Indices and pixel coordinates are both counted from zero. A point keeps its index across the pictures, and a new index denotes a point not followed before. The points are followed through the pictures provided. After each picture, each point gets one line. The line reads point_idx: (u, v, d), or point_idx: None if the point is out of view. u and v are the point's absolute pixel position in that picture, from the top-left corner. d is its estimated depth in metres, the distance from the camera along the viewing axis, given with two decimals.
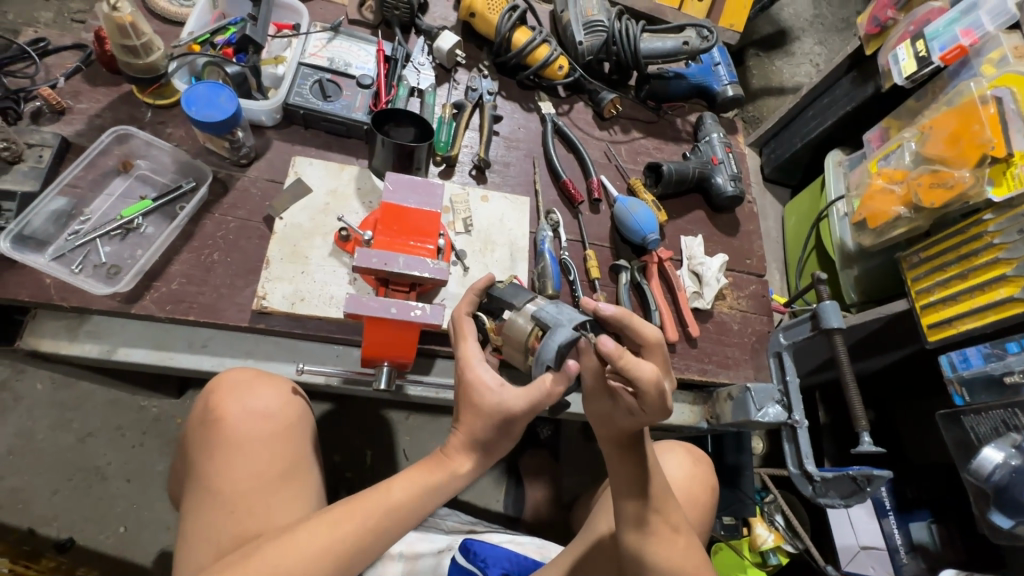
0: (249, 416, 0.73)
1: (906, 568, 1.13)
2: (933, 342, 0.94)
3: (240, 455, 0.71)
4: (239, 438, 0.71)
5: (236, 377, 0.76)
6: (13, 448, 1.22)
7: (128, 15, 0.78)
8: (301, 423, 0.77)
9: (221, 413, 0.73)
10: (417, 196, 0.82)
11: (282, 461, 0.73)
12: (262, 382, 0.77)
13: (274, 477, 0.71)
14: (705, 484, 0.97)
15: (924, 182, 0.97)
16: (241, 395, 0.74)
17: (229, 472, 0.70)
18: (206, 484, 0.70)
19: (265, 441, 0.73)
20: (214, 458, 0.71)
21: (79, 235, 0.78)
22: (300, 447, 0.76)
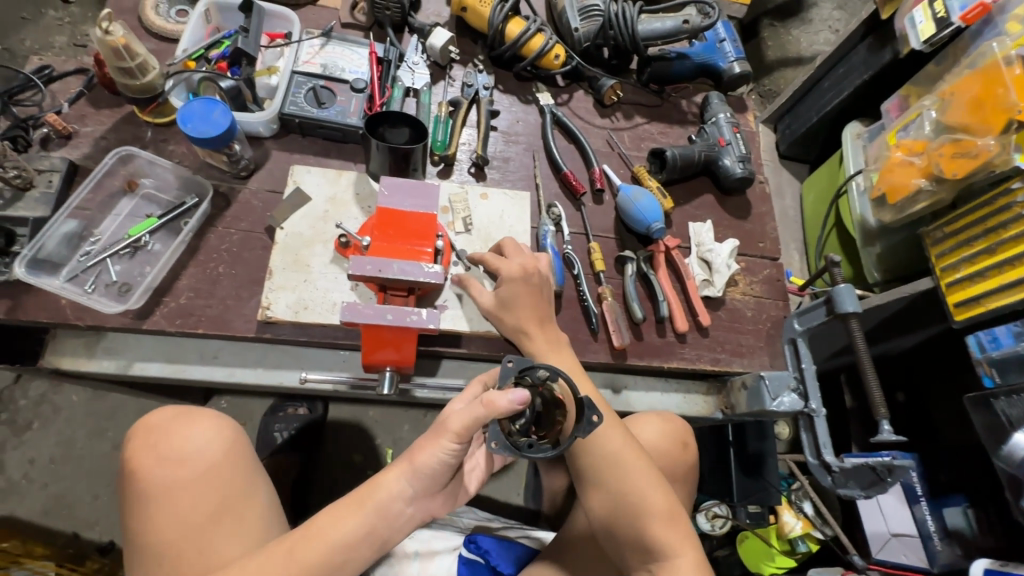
0: (168, 463, 0.69)
1: (940, 556, 1.08)
2: (960, 321, 0.89)
3: (164, 505, 0.68)
4: (160, 488, 0.68)
5: (156, 421, 0.73)
6: (56, 457, 1.28)
7: (121, 37, 0.79)
8: (235, 455, 0.73)
9: (136, 467, 0.70)
10: (412, 199, 0.82)
11: (209, 502, 0.68)
12: (183, 423, 0.73)
13: (203, 521, 0.67)
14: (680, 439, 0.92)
15: (945, 153, 0.91)
16: (157, 443, 0.71)
17: (156, 524, 0.67)
18: (138, 543, 0.67)
19: (189, 484, 0.69)
20: (141, 513, 0.68)
21: (90, 255, 0.80)
22: (234, 480, 0.71)
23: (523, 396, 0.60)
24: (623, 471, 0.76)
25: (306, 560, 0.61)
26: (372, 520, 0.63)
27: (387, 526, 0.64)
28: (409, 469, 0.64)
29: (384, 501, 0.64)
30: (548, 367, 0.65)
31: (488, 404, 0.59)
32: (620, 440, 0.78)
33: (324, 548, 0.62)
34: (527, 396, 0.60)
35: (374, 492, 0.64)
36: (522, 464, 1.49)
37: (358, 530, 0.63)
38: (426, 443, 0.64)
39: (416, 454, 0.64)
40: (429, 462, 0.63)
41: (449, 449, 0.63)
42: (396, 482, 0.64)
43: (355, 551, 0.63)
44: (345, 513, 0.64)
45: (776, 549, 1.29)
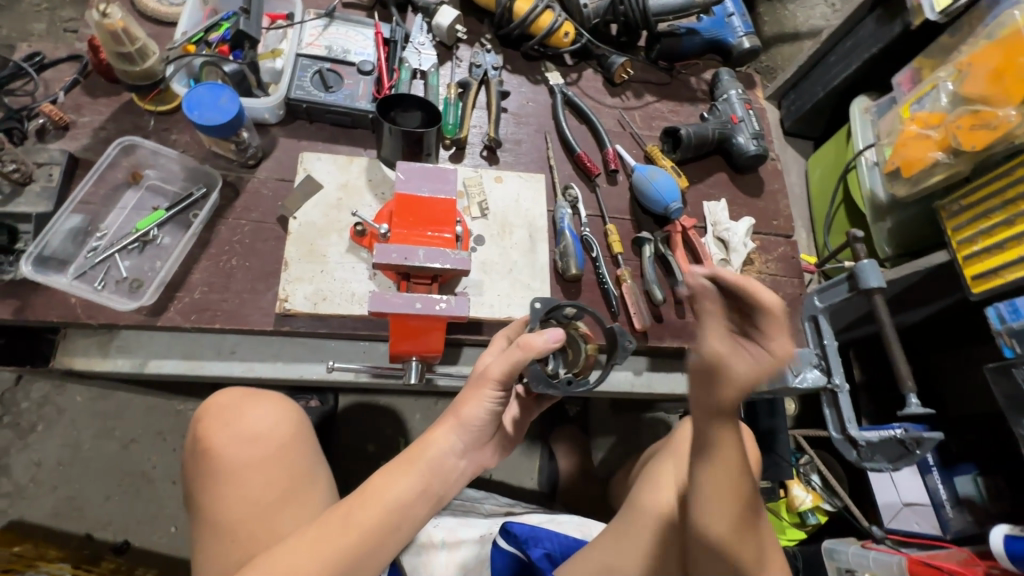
0: (240, 441, 0.75)
1: (952, 524, 1.08)
2: (977, 294, 0.90)
3: (236, 482, 0.73)
4: (233, 465, 0.74)
5: (225, 401, 0.79)
6: (63, 459, 1.26)
7: (120, 21, 0.75)
8: (298, 439, 0.79)
9: (210, 443, 0.76)
10: (430, 183, 0.80)
11: (278, 481, 0.74)
12: (249, 403, 0.79)
13: (273, 500, 0.73)
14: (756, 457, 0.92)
15: (964, 125, 0.90)
16: (228, 422, 0.77)
17: (230, 499, 0.72)
18: (212, 519, 0.72)
19: (259, 464, 0.75)
20: (214, 489, 0.73)
21: (97, 251, 0.77)
22: (297, 464, 0.77)
23: (557, 335, 0.67)
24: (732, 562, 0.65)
25: (362, 522, 0.65)
26: (424, 479, 0.69)
27: (438, 483, 0.70)
28: (456, 423, 0.71)
29: (435, 458, 0.70)
30: (574, 305, 0.73)
31: (526, 346, 0.67)
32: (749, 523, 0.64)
33: (380, 509, 0.66)
34: (560, 334, 0.68)
35: (426, 451, 0.70)
36: (535, 448, 1.50)
37: (413, 489, 0.68)
38: (469, 395, 0.71)
39: (461, 407, 0.71)
40: (474, 414, 0.70)
41: (492, 397, 0.70)
42: (445, 438, 0.70)
43: (410, 510, 0.68)
44: (400, 473, 0.69)
45: (786, 522, 1.32)
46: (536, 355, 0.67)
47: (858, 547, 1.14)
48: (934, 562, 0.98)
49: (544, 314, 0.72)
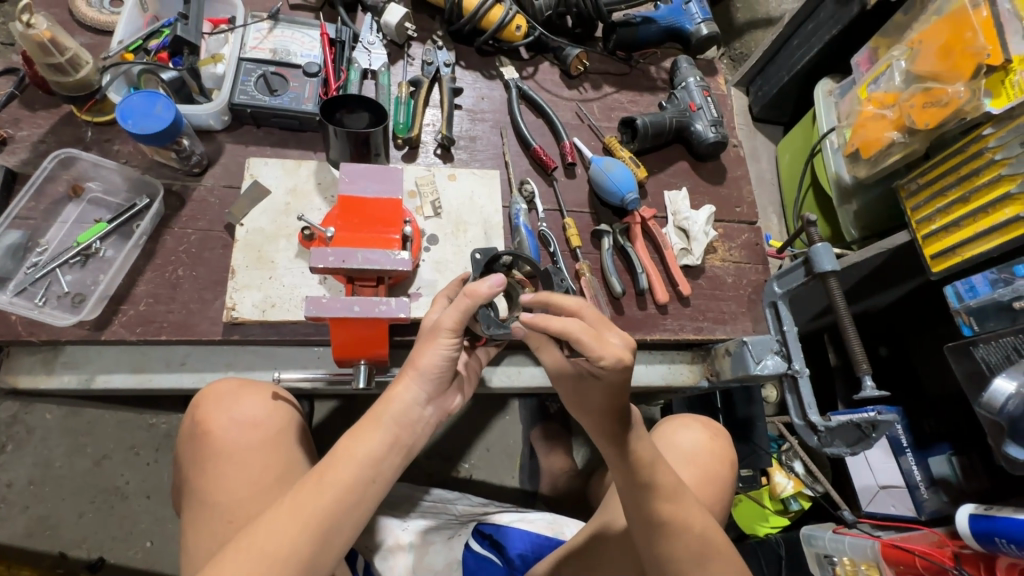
0: (238, 425, 0.72)
1: (927, 504, 1.10)
2: (937, 273, 0.89)
3: (232, 466, 0.70)
4: (231, 448, 0.71)
5: (221, 388, 0.74)
6: (34, 478, 1.25)
7: (45, 31, 0.75)
8: (292, 427, 0.76)
9: (208, 427, 0.72)
10: (376, 183, 0.79)
11: (276, 466, 0.71)
12: (248, 390, 0.75)
13: (271, 483, 0.69)
14: (723, 456, 0.93)
15: (917, 103, 0.90)
16: (227, 406, 0.73)
17: (225, 482, 0.69)
18: (208, 501, 0.68)
19: (257, 448, 0.72)
20: (206, 473, 0.70)
21: (37, 267, 0.76)
22: (292, 451, 0.74)
23: (500, 279, 0.64)
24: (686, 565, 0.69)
25: (335, 481, 0.59)
26: (394, 431, 0.64)
27: (409, 433, 0.65)
28: (416, 374, 0.65)
29: (401, 410, 0.64)
30: (510, 254, 0.72)
31: (472, 294, 0.63)
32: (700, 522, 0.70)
33: (354, 465, 0.61)
34: (504, 280, 0.64)
35: (389, 405, 0.64)
36: (517, 446, 1.49)
37: (381, 445, 0.63)
38: (425, 346, 0.66)
39: (418, 358, 0.66)
40: (434, 363, 0.66)
41: (448, 346, 0.66)
42: (407, 390, 0.65)
43: (383, 466, 0.63)
44: (365, 430, 0.63)
45: (769, 510, 1.30)
46: (485, 300, 0.63)
47: (833, 531, 1.14)
48: (906, 544, 0.98)
49: (484, 266, 0.72)
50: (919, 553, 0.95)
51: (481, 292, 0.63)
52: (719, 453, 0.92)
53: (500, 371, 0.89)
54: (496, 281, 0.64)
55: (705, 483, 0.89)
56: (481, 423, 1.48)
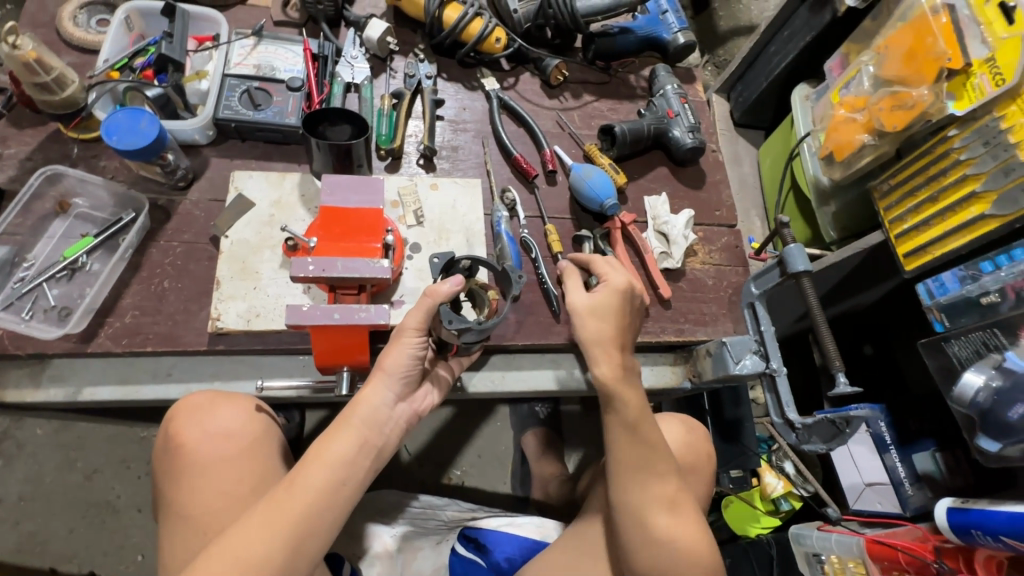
0: (211, 437, 0.72)
1: (912, 500, 1.12)
2: (911, 271, 0.90)
3: (207, 478, 0.70)
4: (204, 461, 0.70)
5: (195, 400, 0.73)
6: (24, 493, 1.25)
7: (31, 51, 0.76)
8: (269, 435, 0.76)
9: (182, 440, 0.72)
10: (357, 195, 0.80)
11: (251, 477, 0.71)
12: (223, 401, 0.74)
13: (246, 492, 0.70)
14: (703, 450, 0.95)
15: (885, 106, 0.92)
16: (199, 418, 0.72)
17: (200, 495, 0.69)
18: (183, 513, 0.68)
19: (232, 459, 0.71)
20: (181, 486, 0.70)
21: (24, 281, 0.77)
22: (268, 461, 0.74)
23: (459, 280, 0.69)
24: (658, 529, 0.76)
25: (306, 484, 0.61)
26: (362, 432, 0.65)
27: (379, 435, 0.67)
28: (384, 375, 0.67)
29: (368, 412, 0.66)
30: (467, 258, 0.77)
31: (433, 293, 0.68)
32: (673, 483, 0.79)
33: (325, 468, 0.63)
34: (462, 279, 0.70)
35: (357, 406, 0.66)
36: (508, 452, 1.50)
37: (350, 446, 0.64)
38: (390, 347, 0.68)
39: (385, 359, 0.67)
40: (400, 362, 0.67)
41: (414, 345, 0.68)
42: (376, 392, 0.67)
43: (355, 467, 0.64)
44: (334, 433, 0.65)
45: (760, 511, 1.30)
46: (445, 296, 0.68)
47: (820, 529, 1.15)
48: (889, 539, 0.99)
49: (444, 267, 0.75)
50: (901, 548, 0.96)
51: (439, 290, 0.69)
52: (696, 446, 0.94)
53: (486, 378, 0.91)
54: (455, 280, 0.69)
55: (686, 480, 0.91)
56: (472, 429, 1.49)
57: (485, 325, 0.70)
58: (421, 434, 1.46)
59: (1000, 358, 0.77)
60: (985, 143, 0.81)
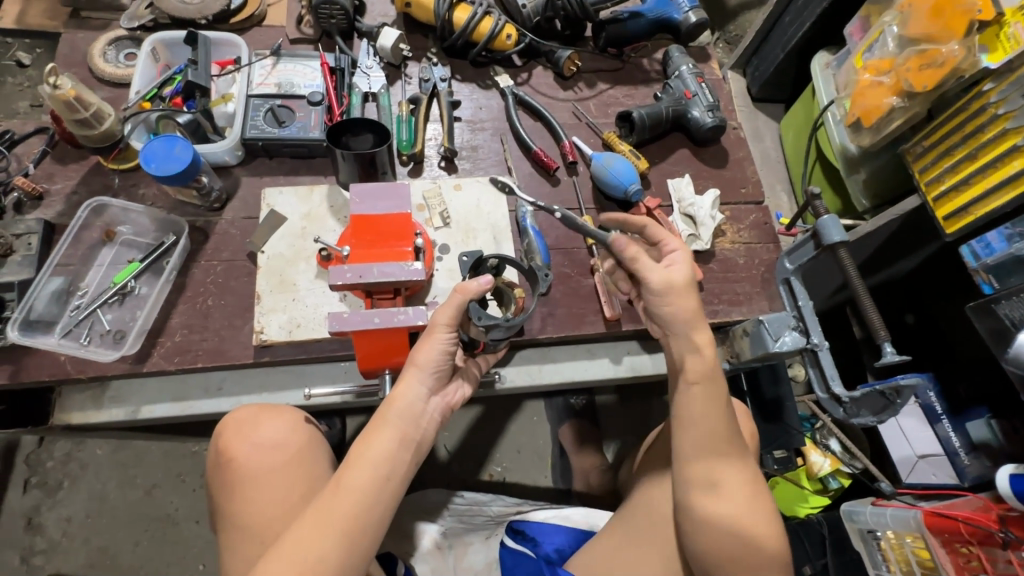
0: (260, 449, 0.72)
1: (969, 471, 1.10)
2: (951, 234, 0.88)
3: (258, 489, 0.71)
4: (254, 472, 0.71)
5: (242, 415, 0.74)
6: (91, 511, 1.31)
7: (71, 90, 0.80)
8: (314, 444, 0.76)
9: (230, 454, 0.72)
10: (385, 202, 0.82)
11: (300, 486, 0.72)
12: (267, 414, 0.75)
13: (295, 502, 0.70)
14: (740, 429, 0.94)
15: (912, 66, 0.89)
16: (246, 432, 0.73)
17: (253, 506, 0.70)
18: (240, 524, 0.70)
19: (280, 470, 0.72)
20: (235, 497, 0.71)
21: (80, 309, 0.81)
22: (315, 468, 0.74)
23: (488, 279, 0.71)
24: (719, 500, 0.75)
25: (352, 485, 0.63)
26: (400, 428, 0.66)
27: (416, 430, 0.67)
28: (417, 371, 0.67)
29: (404, 408, 0.67)
30: (496, 256, 0.77)
31: (463, 290, 0.69)
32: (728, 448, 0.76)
33: (368, 468, 0.64)
34: (491, 279, 0.72)
35: (392, 404, 0.67)
36: (547, 445, 1.50)
37: (390, 442, 0.65)
38: (422, 342, 0.68)
39: (416, 355, 0.68)
40: (432, 357, 0.68)
41: (446, 340, 0.69)
42: (409, 388, 0.67)
43: (396, 463, 0.65)
44: (372, 432, 0.66)
45: (808, 490, 1.26)
46: (476, 295, 0.69)
47: (874, 504, 1.12)
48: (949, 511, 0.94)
49: (472, 266, 0.75)
50: (963, 519, 0.92)
51: (471, 287, 0.70)
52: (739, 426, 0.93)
53: (523, 371, 0.92)
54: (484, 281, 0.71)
55: None
56: (509, 425, 1.51)
57: (512, 322, 0.72)
58: (458, 433, 1.48)
59: None
60: None
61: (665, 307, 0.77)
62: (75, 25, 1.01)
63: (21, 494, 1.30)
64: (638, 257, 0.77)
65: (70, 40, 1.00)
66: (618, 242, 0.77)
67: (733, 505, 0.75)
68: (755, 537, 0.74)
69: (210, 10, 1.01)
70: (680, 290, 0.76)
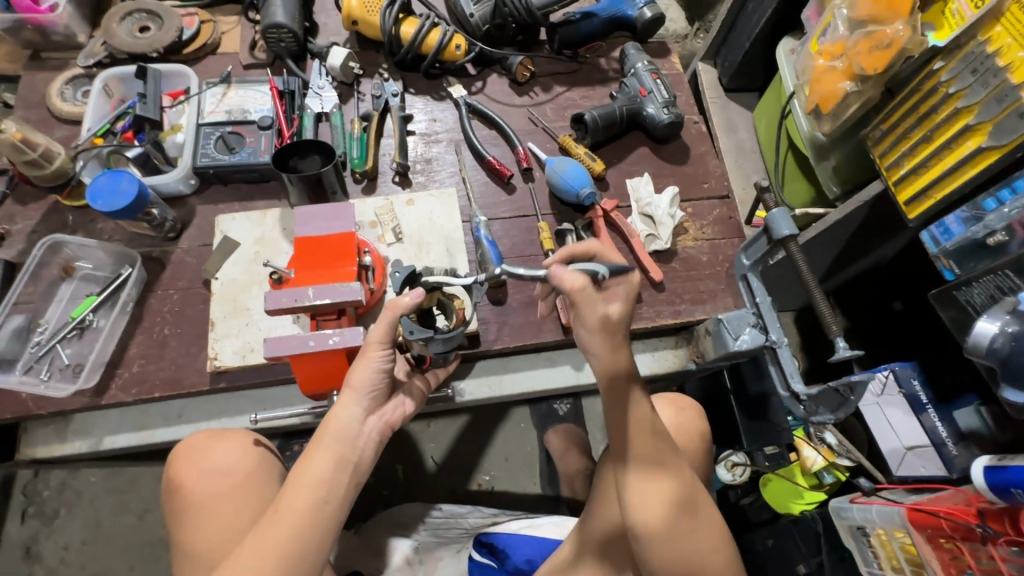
0: (209, 475, 0.73)
1: (958, 461, 1.04)
2: (914, 219, 0.84)
3: (207, 516, 0.71)
4: (203, 499, 0.72)
5: (192, 442, 0.76)
6: (87, 538, 1.34)
7: (17, 133, 0.83)
8: (265, 467, 0.76)
9: (181, 482, 0.74)
10: (329, 221, 0.82)
11: (248, 511, 0.72)
12: (217, 440, 0.76)
13: (243, 526, 0.71)
14: (697, 432, 0.92)
15: (862, 49, 0.86)
16: (196, 459, 0.74)
17: (203, 533, 0.70)
18: (190, 551, 0.70)
19: (228, 496, 0.73)
20: (185, 525, 0.72)
21: (39, 345, 0.83)
22: (264, 491, 0.74)
23: (419, 292, 0.69)
24: (676, 517, 0.69)
25: (289, 508, 0.63)
26: (337, 449, 0.67)
27: (354, 450, 0.68)
28: (352, 392, 0.68)
29: (340, 429, 0.67)
30: (430, 270, 0.76)
31: (392, 307, 0.68)
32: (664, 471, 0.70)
33: (305, 490, 0.64)
34: (424, 291, 0.69)
35: (328, 426, 0.68)
36: (534, 452, 1.49)
37: (327, 464, 0.66)
38: (357, 362, 0.69)
39: (352, 376, 0.69)
40: (366, 376, 0.69)
41: (380, 358, 0.69)
42: (344, 408, 0.68)
43: (333, 484, 0.65)
44: (309, 455, 0.66)
45: (802, 487, 1.23)
46: (405, 309, 0.68)
47: (859, 501, 1.07)
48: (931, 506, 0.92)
49: (405, 280, 0.73)
50: (943, 514, 0.89)
51: (400, 301, 0.69)
52: (688, 427, 0.92)
53: (483, 382, 0.92)
54: (415, 293, 0.69)
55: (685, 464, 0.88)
56: (495, 433, 1.50)
57: (450, 334, 0.70)
58: (445, 444, 1.48)
59: (1014, 302, 0.72)
60: (974, 71, 0.75)
61: (595, 344, 0.70)
62: (35, 66, 1.04)
63: (19, 524, 1.34)
64: (579, 288, 0.66)
65: (30, 82, 1.02)
66: (557, 270, 0.67)
67: (695, 521, 0.70)
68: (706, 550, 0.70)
69: (162, 43, 1.02)
70: (612, 330, 0.69)
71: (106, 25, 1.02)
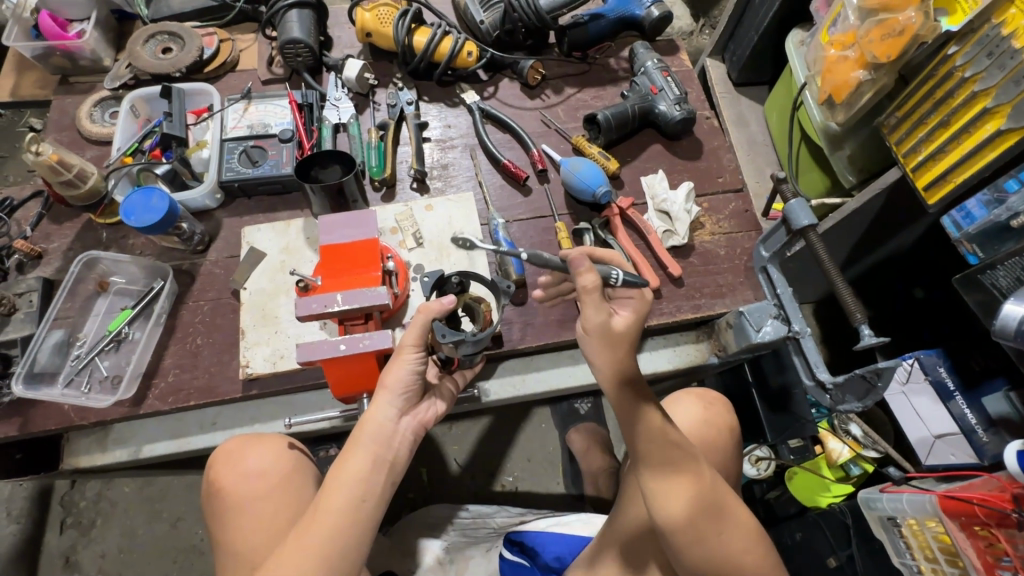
0: (248, 476, 0.76)
1: (989, 448, 1.03)
2: (934, 205, 0.84)
3: (248, 515, 0.73)
4: (244, 500, 0.74)
5: (230, 446, 0.78)
6: (122, 547, 1.37)
7: (53, 154, 0.87)
8: (300, 469, 0.78)
9: (220, 484, 0.76)
10: (351, 229, 0.84)
11: (286, 511, 0.74)
12: (254, 443, 0.78)
13: (282, 526, 0.73)
14: (723, 424, 0.92)
15: (874, 37, 0.87)
16: (234, 462, 0.76)
17: (243, 533, 0.73)
18: (232, 551, 0.72)
19: (267, 497, 0.75)
20: (226, 525, 0.74)
21: (79, 358, 0.86)
22: (301, 491, 0.76)
23: (450, 298, 0.72)
24: (706, 517, 0.69)
25: (328, 509, 0.64)
26: (372, 449, 0.68)
27: (388, 450, 0.69)
28: (386, 393, 0.70)
29: (375, 429, 0.69)
30: (458, 273, 0.78)
31: (424, 310, 0.70)
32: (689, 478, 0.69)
33: (343, 490, 0.65)
34: (454, 297, 0.72)
35: (363, 427, 0.69)
36: (556, 452, 1.50)
37: (364, 464, 0.67)
38: (391, 364, 0.71)
39: (386, 377, 0.70)
40: (400, 379, 0.70)
41: (414, 361, 0.71)
42: (379, 408, 0.70)
43: (370, 483, 0.67)
44: (344, 456, 0.68)
45: (829, 479, 1.21)
46: (435, 314, 0.70)
47: (887, 490, 1.06)
48: (963, 493, 0.91)
49: (433, 285, 0.76)
50: (977, 501, 0.88)
51: (432, 305, 0.71)
52: (715, 421, 0.92)
53: (506, 382, 0.93)
54: (447, 299, 0.72)
55: (709, 452, 0.89)
56: (516, 435, 1.51)
57: (479, 335, 0.72)
58: (468, 446, 1.49)
59: None
60: (989, 55, 0.75)
61: (594, 349, 0.70)
62: (64, 91, 1.08)
63: (58, 535, 1.37)
64: (591, 288, 0.66)
65: (60, 106, 1.06)
66: (578, 263, 0.65)
67: (722, 522, 0.69)
68: (732, 547, 0.69)
69: (184, 63, 1.05)
70: (611, 339, 0.69)
71: (131, 48, 1.05)
